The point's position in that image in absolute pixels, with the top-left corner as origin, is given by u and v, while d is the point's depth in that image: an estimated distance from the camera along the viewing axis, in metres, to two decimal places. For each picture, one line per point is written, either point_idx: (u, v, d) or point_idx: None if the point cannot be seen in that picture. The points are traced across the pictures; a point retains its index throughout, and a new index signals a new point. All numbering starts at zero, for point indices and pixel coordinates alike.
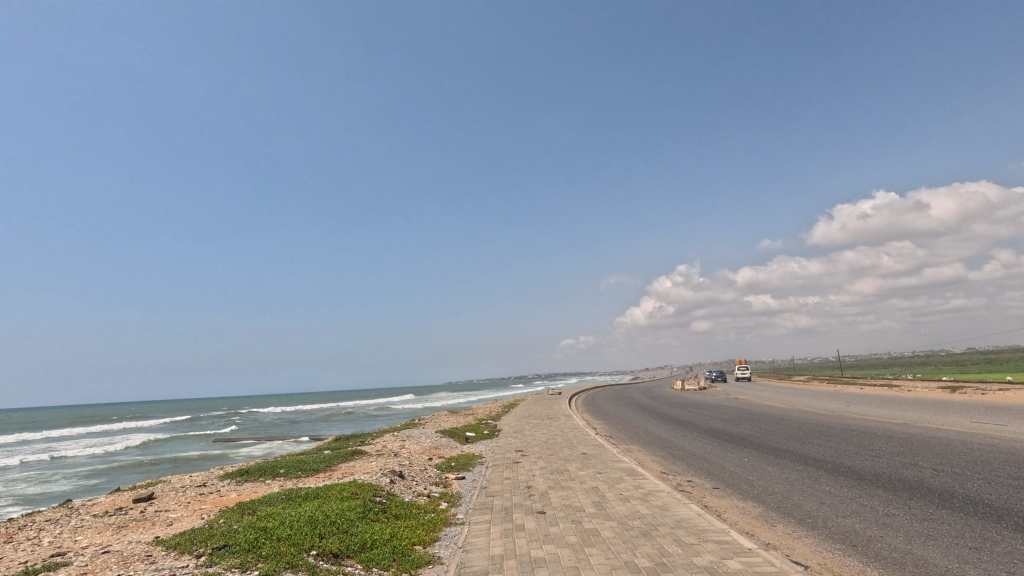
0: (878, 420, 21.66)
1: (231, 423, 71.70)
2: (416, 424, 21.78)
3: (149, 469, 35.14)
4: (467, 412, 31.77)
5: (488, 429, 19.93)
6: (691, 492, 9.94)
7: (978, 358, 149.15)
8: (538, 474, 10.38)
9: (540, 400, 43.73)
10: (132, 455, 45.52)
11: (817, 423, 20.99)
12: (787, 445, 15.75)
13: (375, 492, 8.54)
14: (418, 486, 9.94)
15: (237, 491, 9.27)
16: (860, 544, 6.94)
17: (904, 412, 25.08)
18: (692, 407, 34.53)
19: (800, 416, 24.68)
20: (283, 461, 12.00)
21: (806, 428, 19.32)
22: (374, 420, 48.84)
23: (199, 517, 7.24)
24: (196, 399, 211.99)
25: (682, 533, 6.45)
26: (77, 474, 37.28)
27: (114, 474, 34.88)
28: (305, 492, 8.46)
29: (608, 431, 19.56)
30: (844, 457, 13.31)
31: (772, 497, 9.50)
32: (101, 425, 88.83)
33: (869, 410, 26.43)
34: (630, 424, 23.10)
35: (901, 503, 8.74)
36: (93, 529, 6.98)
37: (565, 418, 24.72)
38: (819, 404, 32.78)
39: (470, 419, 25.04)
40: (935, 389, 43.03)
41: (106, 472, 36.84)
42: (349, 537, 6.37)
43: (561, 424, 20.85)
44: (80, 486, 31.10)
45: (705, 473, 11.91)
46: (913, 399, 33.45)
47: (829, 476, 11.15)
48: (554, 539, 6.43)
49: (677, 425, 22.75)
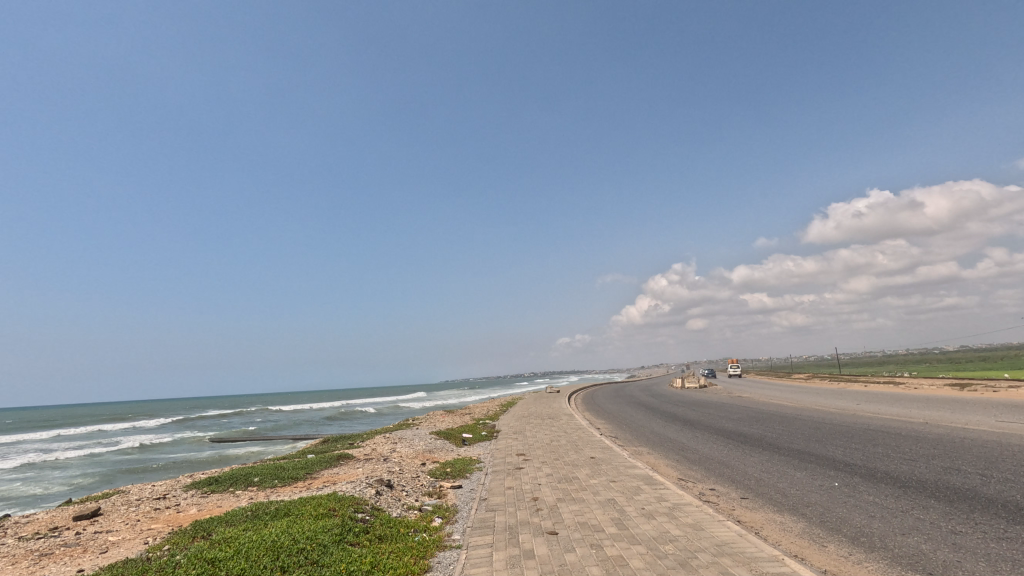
0: (897, 419, 20.53)
1: (226, 422, 70.61)
2: (411, 425, 20.60)
3: (143, 470, 34.06)
4: (464, 413, 30.72)
5: (487, 429, 18.85)
6: (718, 504, 8.78)
7: (973, 355, 149.27)
8: (544, 483, 9.20)
9: (538, 399, 42.48)
10: (127, 455, 44.55)
11: (834, 423, 19.89)
12: (809, 447, 14.62)
13: (357, 508, 7.33)
14: (408, 497, 8.72)
15: (199, 505, 8.04)
16: (936, 570, 5.80)
17: (922, 410, 23.99)
18: (696, 405, 33.50)
19: (813, 415, 23.58)
20: (259, 468, 10.75)
21: (824, 428, 18.22)
22: (371, 420, 47.77)
23: (142, 544, 6.01)
24: (190, 399, 209.67)
25: (729, 563, 5.30)
26: (69, 475, 36.14)
27: (109, 476, 33.83)
28: (275, 508, 7.24)
29: (614, 432, 18.42)
30: (876, 461, 12.20)
31: (813, 510, 8.32)
32: (94, 424, 87.71)
33: (883, 409, 25.33)
34: (636, 424, 22.01)
35: (964, 517, 7.60)
36: (9, 558, 5.74)
37: (567, 417, 23.56)
38: (828, 402, 31.66)
39: (467, 419, 23.89)
40: (942, 386, 42.06)
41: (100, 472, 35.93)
42: (319, 569, 5.17)
43: (563, 425, 19.67)
44: (73, 488, 30.05)
45: (728, 481, 10.73)
46: (925, 397, 32.40)
47: (869, 483, 9.98)
48: (572, 570, 5.24)
49: (685, 424, 21.68)
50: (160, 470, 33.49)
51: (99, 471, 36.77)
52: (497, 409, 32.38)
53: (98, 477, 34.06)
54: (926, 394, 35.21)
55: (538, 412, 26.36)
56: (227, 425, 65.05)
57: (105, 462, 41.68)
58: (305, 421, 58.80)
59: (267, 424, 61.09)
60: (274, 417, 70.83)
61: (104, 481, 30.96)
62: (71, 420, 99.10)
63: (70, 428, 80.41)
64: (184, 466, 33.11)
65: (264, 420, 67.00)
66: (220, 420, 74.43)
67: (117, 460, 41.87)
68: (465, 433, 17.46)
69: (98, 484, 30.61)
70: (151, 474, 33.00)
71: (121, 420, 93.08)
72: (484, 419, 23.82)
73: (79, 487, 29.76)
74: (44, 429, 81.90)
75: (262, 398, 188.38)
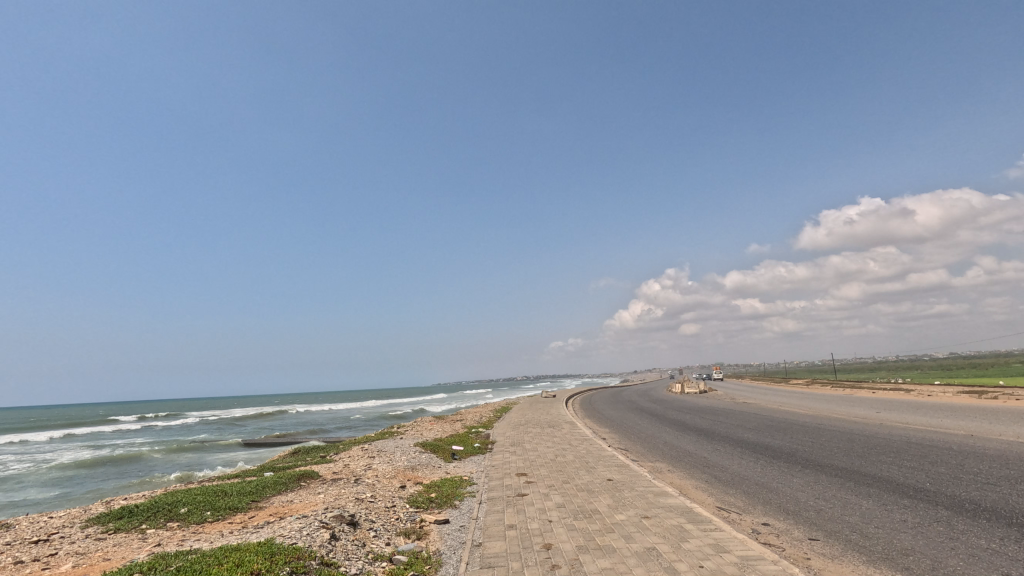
0: (935, 431, 18.56)
1: (210, 426, 67.69)
2: (395, 434, 18.32)
3: (119, 478, 31.89)
4: (457, 420, 28.50)
5: (480, 441, 16.59)
6: (785, 551, 6.65)
7: (964, 362, 149.32)
8: (556, 522, 7.04)
9: (533, 405, 40.31)
10: (101, 461, 41.88)
11: (869, 435, 17.84)
12: (857, 466, 12.53)
13: (296, 567, 5.11)
14: (376, 543, 6.47)
15: (81, 558, 5.74)
16: None
17: (951, 420, 22.18)
18: (701, 413, 31.36)
19: (835, 425, 21.69)
20: (191, 496, 8.45)
21: (860, 442, 16.23)
22: (360, 429, 45.26)
23: None
24: (177, 400, 205.51)
25: None
26: (39, 481, 33.73)
27: (80, 483, 31.55)
28: (175, 570, 4.97)
29: (623, 444, 16.35)
30: (952, 486, 10.12)
31: (920, 563, 6.26)
32: (72, 426, 84.23)
33: (911, 418, 23.32)
34: (645, 434, 19.94)
35: None
36: None
37: (568, 425, 21.38)
38: (844, 410, 29.65)
39: (457, 427, 21.68)
40: (954, 392, 40.43)
41: (71, 480, 33.40)
42: None
43: (567, 435, 17.53)
44: (40, 497, 27.71)
45: (782, 513, 8.58)
46: (943, 404, 30.69)
47: (965, 518, 7.92)
48: None
49: (699, 434, 19.64)
50: (135, 478, 31.22)
51: (69, 478, 34.27)
52: (490, 416, 30.27)
53: (68, 484, 31.71)
54: (940, 401, 33.54)
55: (536, 419, 24.21)
56: (210, 430, 62.22)
57: (77, 468, 39.06)
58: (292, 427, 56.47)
59: (251, 429, 58.69)
60: (259, 422, 68.26)
61: (75, 489, 28.78)
62: (51, 423, 95.62)
63: (49, 431, 77.66)
64: (162, 474, 31.04)
65: (249, 425, 64.62)
66: (203, 424, 71.51)
67: (90, 467, 39.23)
68: (454, 445, 15.27)
69: (68, 491, 28.39)
70: (123, 482, 30.52)
71: (102, 422, 89.65)
72: (476, 427, 21.65)
73: (44, 496, 27.49)
74: (20, 432, 78.53)
75: (251, 401, 184.61)
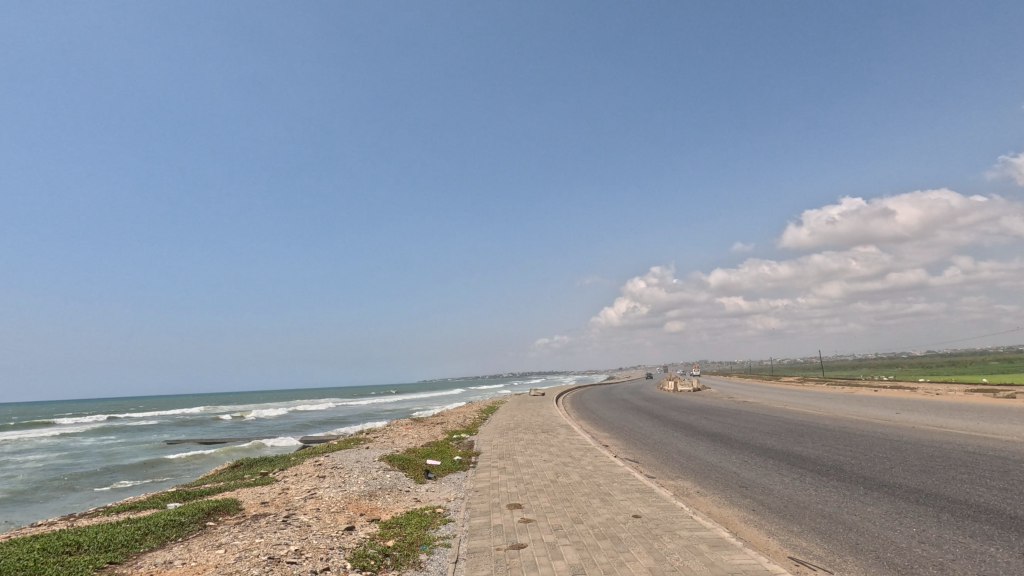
0: (984, 436, 16.25)
1: (186, 427, 64.49)
2: (360, 444, 15.34)
3: (70, 485, 29.08)
4: (439, 423, 25.72)
5: (461, 451, 13.85)
6: None
7: (942, 359, 150.15)
8: None
9: (522, 404, 37.62)
10: (65, 463, 39.02)
11: (912, 442, 15.45)
12: (932, 486, 10.04)
13: None
14: None
15: None
16: None
17: (987, 423, 20.00)
18: (706, 413, 29.05)
19: (862, 429, 19.35)
20: (12, 559, 5.52)
21: (907, 452, 13.86)
22: (342, 433, 42.42)
23: None
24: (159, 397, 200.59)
25: None
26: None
27: (29, 489, 28.71)
28: None
29: (631, 455, 13.75)
30: None
31: None
32: (45, 425, 80.56)
33: (943, 421, 21.07)
34: (652, 440, 17.46)
35: None
36: None
37: (564, 431, 18.78)
38: (858, 411, 27.40)
39: (439, 434, 18.94)
40: (962, 391, 38.58)
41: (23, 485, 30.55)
42: None
43: (562, 444, 14.88)
44: None
45: (892, 570, 6.02)
46: (960, 404, 28.65)
47: None
48: None
49: (712, 440, 17.17)
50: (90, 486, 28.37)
51: (22, 482, 31.42)
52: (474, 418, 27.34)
53: (16, 490, 28.76)
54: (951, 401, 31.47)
55: (527, 423, 21.51)
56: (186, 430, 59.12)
57: (36, 471, 36.15)
58: (274, 429, 53.63)
59: (225, 430, 55.72)
60: (236, 422, 65.14)
61: (20, 499, 26.04)
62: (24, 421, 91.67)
63: (21, 429, 74.11)
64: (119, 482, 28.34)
65: (228, 426, 61.66)
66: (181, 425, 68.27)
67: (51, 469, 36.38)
68: (428, 459, 12.47)
69: (11, 501, 25.65)
70: (74, 490, 27.55)
71: (76, 421, 86.00)
72: (459, 434, 18.89)
73: None
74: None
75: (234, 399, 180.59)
